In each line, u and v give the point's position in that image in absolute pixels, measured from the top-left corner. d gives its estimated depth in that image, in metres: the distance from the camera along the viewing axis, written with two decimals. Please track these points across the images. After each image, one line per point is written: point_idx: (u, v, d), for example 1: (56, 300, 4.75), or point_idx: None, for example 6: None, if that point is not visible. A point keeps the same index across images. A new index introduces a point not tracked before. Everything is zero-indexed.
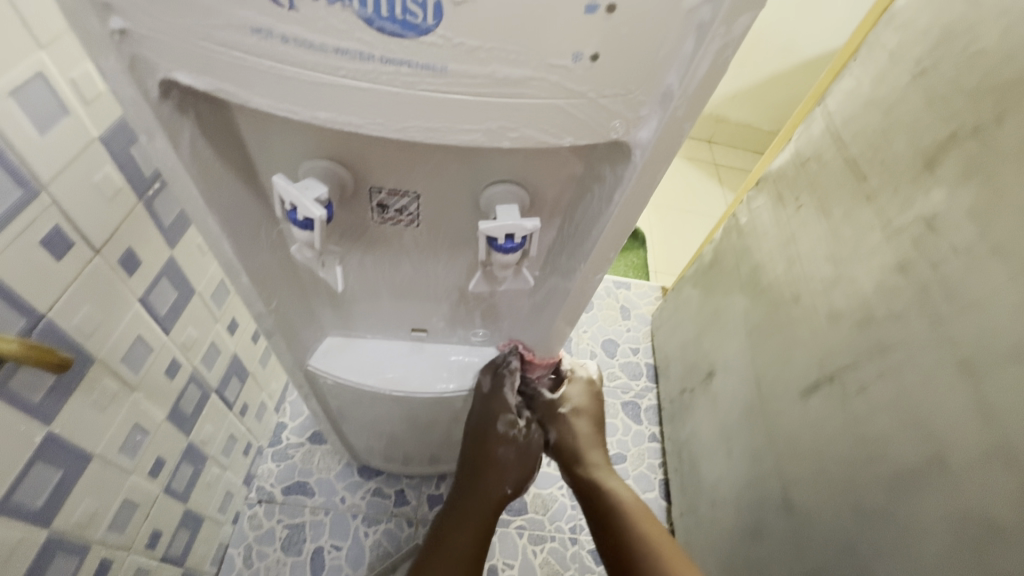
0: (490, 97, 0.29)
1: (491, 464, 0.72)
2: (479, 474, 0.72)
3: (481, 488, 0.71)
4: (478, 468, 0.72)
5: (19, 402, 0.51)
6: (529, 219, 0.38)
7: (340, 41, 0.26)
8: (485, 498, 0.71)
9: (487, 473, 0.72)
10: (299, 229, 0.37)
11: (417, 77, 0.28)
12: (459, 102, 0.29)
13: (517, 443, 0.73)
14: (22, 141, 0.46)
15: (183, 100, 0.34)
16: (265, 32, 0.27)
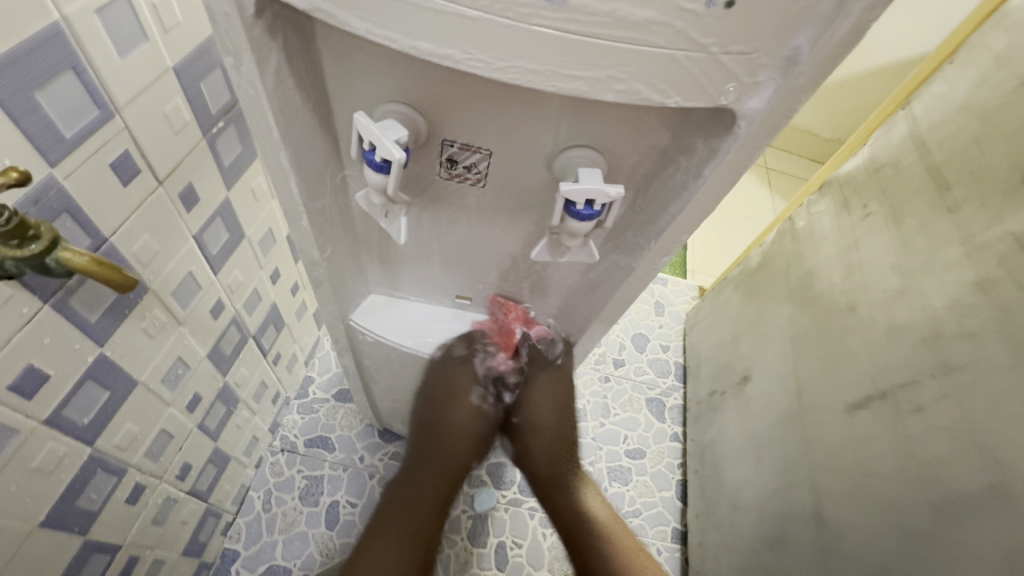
0: (605, 40, 0.27)
1: (452, 428, 0.69)
2: (440, 437, 0.69)
3: (440, 450, 0.68)
4: (438, 431, 0.69)
5: (78, 319, 0.51)
6: (613, 185, 0.36)
7: None
8: (442, 460, 0.68)
9: (447, 436, 0.69)
10: (373, 171, 0.36)
11: (533, 9, 0.26)
12: (572, 42, 0.27)
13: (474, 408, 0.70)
14: (103, 62, 0.46)
15: (274, 23, 0.34)
16: None
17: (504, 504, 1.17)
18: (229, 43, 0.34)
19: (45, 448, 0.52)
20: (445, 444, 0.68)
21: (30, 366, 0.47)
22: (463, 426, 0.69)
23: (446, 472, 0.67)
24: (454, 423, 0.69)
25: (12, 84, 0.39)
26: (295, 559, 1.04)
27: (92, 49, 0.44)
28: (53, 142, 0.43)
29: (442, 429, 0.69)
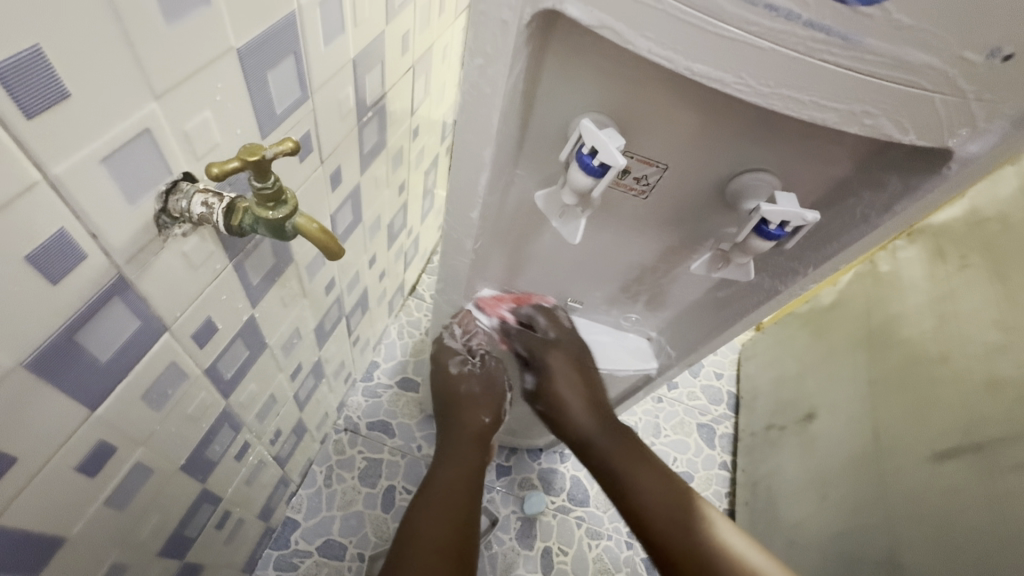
0: (875, 78, 0.32)
1: (466, 404, 0.78)
2: (456, 417, 0.77)
3: (457, 427, 0.76)
4: (456, 412, 0.78)
5: (245, 279, 0.55)
6: (810, 210, 0.38)
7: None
8: (463, 434, 0.75)
9: (462, 411, 0.77)
10: (586, 173, 0.39)
11: (826, 47, 0.31)
12: (844, 78, 0.32)
13: (480, 379, 0.79)
14: (313, 48, 0.50)
15: (530, 34, 0.36)
16: None
17: (552, 510, 1.18)
18: (487, 44, 0.37)
19: (199, 396, 0.55)
20: (460, 418, 0.77)
21: (208, 318, 0.51)
22: (476, 398, 0.78)
23: (470, 447, 0.73)
24: (465, 399, 0.78)
25: (255, 62, 0.42)
26: (351, 536, 1.06)
27: (306, 33, 0.48)
28: (268, 115, 0.47)
29: (456, 407, 0.78)
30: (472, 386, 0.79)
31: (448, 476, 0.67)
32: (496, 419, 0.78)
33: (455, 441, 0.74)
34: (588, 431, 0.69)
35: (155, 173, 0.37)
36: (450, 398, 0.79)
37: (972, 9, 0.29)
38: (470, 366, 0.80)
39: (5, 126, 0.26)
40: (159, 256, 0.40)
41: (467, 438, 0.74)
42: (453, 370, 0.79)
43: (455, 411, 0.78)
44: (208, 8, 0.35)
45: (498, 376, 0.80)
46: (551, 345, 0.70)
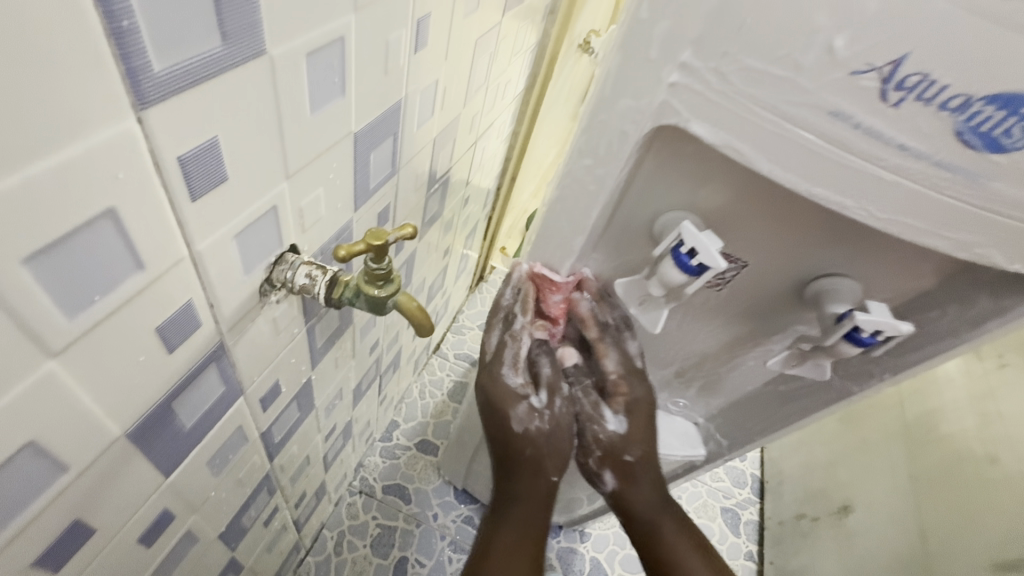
0: (991, 215, 0.34)
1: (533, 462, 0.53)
2: (513, 471, 0.53)
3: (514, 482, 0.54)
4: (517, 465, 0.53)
5: (312, 343, 0.55)
6: (902, 323, 0.39)
7: (911, 139, 0.32)
8: (528, 493, 0.53)
9: (524, 473, 0.53)
10: (683, 271, 0.40)
11: (950, 184, 0.33)
12: (962, 212, 0.34)
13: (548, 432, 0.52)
14: (408, 130, 0.53)
15: (642, 142, 0.39)
16: (841, 117, 0.32)
17: None
18: (602, 147, 0.39)
19: (251, 460, 0.54)
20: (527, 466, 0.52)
21: (275, 382, 0.50)
22: (545, 458, 0.52)
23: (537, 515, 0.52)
24: (529, 459, 0.52)
25: (366, 144, 0.45)
26: None
27: (406, 118, 0.51)
28: (364, 190, 0.49)
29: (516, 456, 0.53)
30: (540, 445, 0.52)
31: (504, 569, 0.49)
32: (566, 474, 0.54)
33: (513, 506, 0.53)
34: (651, 502, 0.54)
35: (270, 246, 0.38)
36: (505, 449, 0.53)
37: None
38: (538, 416, 0.52)
39: (176, 208, 0.28)
40: (253, 324, 0.41)
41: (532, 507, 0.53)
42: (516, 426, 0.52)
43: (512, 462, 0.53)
44: (342, 98, 0.38)
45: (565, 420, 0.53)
46: (633, 376, 0.54)
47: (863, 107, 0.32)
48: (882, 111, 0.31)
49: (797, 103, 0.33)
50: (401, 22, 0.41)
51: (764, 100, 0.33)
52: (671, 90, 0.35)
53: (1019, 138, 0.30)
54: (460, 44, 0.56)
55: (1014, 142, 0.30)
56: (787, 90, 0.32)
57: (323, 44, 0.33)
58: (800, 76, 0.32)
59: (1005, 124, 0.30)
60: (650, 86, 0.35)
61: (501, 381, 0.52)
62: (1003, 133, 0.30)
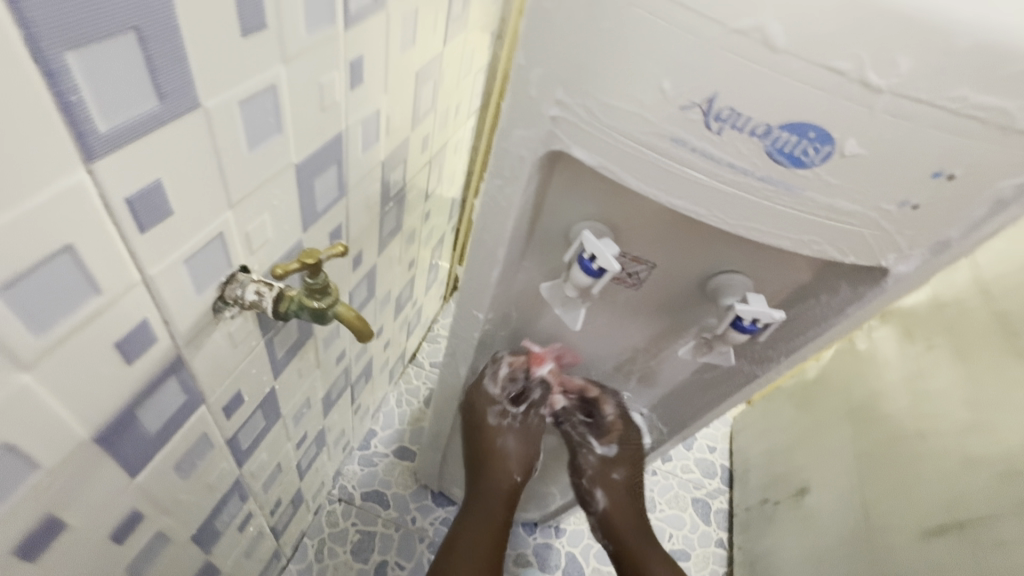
0: (826, 221, 0.37)
1: (500, 461, 0.71)
2: (484, 467, 0.71)
3: (486, 476, 0.71)
4: (488, 463, 0.71)
5: (272, 354, 0.59)
6: (776, 310, 0.45)
7: (735, 159, 0.35)
8: (495, 485, 0.70)
9: (494, 466, 0.71)
10: (586, 274, 0.45)
11: (775, 194, 0.36)
12: (792, 217, 0.37)
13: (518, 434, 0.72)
14: (352, 156, 0.58)
15: (541, 163, 0.44)
16: (679, 141, 0.35)
17: None
18: (507, 170, 0.45)
19: (220, 465, 0.59)
20: (499, 463, 0.71)
21: (238, 392, 0.55)
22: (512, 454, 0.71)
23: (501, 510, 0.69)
24: (501, 453, 0.71)
25: (308, 172, 0.50)
26: None
27: (348, 146, 0.56)
28: (311, 213, 0.54)
29: (491, 456, 0.71)
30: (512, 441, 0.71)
31: (472, 547, 0.66)
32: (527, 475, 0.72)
33: (483, 497, 0.70)
34: (621, 509, 0.72)
35: (220, 268, 0.43)
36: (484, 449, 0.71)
37: (889, 172, 0.34)
38: (510, 418, 0.72)
39: (127, 240, 0.33)
40: (211, 338, 0.46)
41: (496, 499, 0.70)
42: (492, 421, 0.71)
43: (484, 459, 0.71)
44: (279, 135, 0.43)
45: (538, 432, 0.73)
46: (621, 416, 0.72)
47: (692, 132, 0.35)
48: (708, 137, 0.35)
49: (643, 130, 0.36)
50: (332, 64, 0.47)
51: (618, 128, 0.37)
52: (553, 121, 0.39)
53: (815, 157, 0.33)
54: (401, 73, 0.62)
55: (812, 160, 0.34)
56: (631, 119, 0.36)
57: (254, 93, 0.38)
58: (643, 110, 0.35)
59: (802, 145, 0.33)
60: (535, 116, 0.40)
61: (483, 390, 0.70)
62: (803, 153, 0.33)
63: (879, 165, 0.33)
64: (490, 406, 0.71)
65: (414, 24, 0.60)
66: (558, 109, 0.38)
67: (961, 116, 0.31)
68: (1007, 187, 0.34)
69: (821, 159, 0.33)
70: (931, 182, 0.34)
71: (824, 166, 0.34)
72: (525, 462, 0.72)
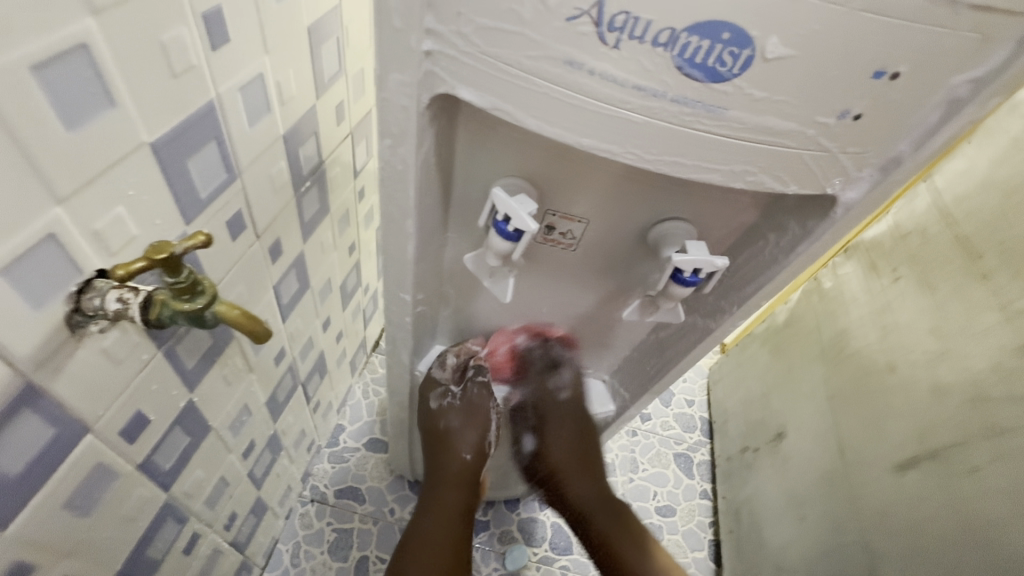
0: (758, 145, 0.32)
1: (448, 441, 0.67)
2: (436, 447, 0.67)
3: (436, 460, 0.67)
4: (434, 448, 0.67)
5: (179, 366, 0.53)
6: (719, 257, 0.40)
7: (642, 79, 0.29)
8: (444, 474, 0.67)
9: (444, 445, 0.67)
10: (503, 239, 0.40)
11: (694, 117, 0.30)
12: (719, 144, 0.32)
13: (461, 412, 0.67)
14: (236, 130, 0.50)
15: (436, 113, 0.38)
16: (575, 65, 0.29)
17: (535, 562, 1.14)
18: (395, 127, 0.38)
19: (135, 495, 0.53)
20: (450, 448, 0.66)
21: (138, 412, 0.49)
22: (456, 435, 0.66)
23: (450, 496, 0.66)
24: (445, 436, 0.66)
25: (174, 153, 0.43)
26: None
27: (227, 119, 0.48)
28: (191, 202, 0.47)
29: (443, 441, 0.67)
30: (452, 422, 0.66)
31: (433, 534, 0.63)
32: (480, 454, 0.67)
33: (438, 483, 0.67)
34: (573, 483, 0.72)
35: (64, 275, 0.36)
36: (430, 434, 0.67)
37: (822, 76, 0.28)
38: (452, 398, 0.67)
39: None
40: (73, 359, 0.39)
41: (446, 478, 0.66)
42: (432, 405, 0.67)
43: (434, 447, 0.67)
44: (113, 108, 0.36)
45: (482, 404, 0.67)
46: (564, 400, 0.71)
47: (588, 52, 0.29)
48: (605, 54, 0.29)
49: (532, 56, 0.30)
50: (174, 17, 0.39)
51: (505, 57, 0.30)
52: (429, 58, 0.33)
53: (733, 66, 0.28)
54: (287, 27, 0.54)
55: (731, 70, 0.28)
56: (518, 44, 0.30)
57: (52, 56, 0.31)
58: (527, 29, 0.29)
59: (717, 51, 0.27)
60: (408, 55, 0.33)
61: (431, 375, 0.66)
62: (718, 62, 0.28)
63: (810, 68, 0.28)
64: (432, 387, 0.66)
65: None
66: (434, 42, 0.32)
67: None
68: (963, 84, 0.30)
69: (740, 67, 0.28)
70: (873, 84, 0.29)
71: (745, 77, 0.28)
72: (474, 442, 0.67)
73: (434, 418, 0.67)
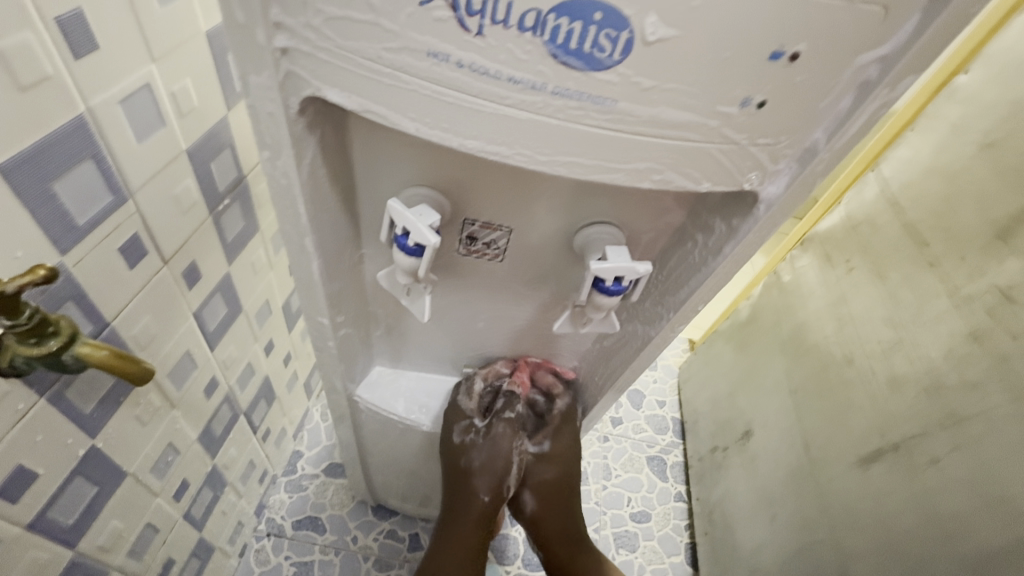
0: (658, 140, 0.29)
1: (466, 480, 0.60)
2: (456, 485, 0.60)
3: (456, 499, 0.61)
4: (453, 484, 0.61)
5: (71, 411, 0.48)
6: (641, 263, 0.38)
7: (516, 70, 0.26)
8: (463, 515, 0.60)
9: (462, 484, 0.60)
10: (405, 255, 0.37)
11: (582, 111, 0.27)
12: (616, 140, 0.29)
13: (485, 449, 0.59)
14: (120, 147, 0.45)
15: (314, 118, 0.35)
16: (441, 57, 0.26)
17: None
18: (269, 138, 0.35)
19: (25, 557, 0.49)
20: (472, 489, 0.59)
21: (18, 467, 0.44)
22: (475, 474, 0.59)
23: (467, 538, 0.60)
24: (463, 474, 0.60)
25: (30, 177, 0.39)
26: None
27: (108, 135, 0.44)
28: (63, 227, 0.42)
29: (462, 477, 0.60)
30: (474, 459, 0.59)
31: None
32: (499, 497, 0.60)
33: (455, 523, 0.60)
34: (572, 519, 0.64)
35: None
36: (450, 468, 0.61)
37: (715, 60, 0.25)
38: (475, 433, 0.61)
39: None
40: None
41: (464, 531, 0.60)
42: (455, 438, 0.61)
43: (452, 485, 0.61)
44: None
45: (505, 445, 0.59)
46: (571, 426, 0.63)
47: (451, 42, 0.26)
48: (470, 43, 0.26)
49: (394, 49, 0.27)
50: (14, 23, 0.34)
51: (366, 51, 0.27)
52: (286, 57, 0.30)
53: (612, 51, 0.25)
54: (182, 32, 0.49)
55: (611, 56, 0.25)
56: (376, 36, 0.26)
57: None
58: (380, 18, 0.26)
59: (591, 35, 0.24)
60: (263, 56, 0.30)
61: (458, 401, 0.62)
62: (595, 48, 0.25)
63: (701, 52, 0.25)
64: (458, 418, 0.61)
65: None
66: (287, 38, 0.29)
67: None
68: (869, 66, 0.28)
69: (620, 52, 0.25)
70: (772, 68, 0.26)
71: (628, 63, 0.25)
72: (493, 483, 0.59)
73: (456, 453, 0.61)
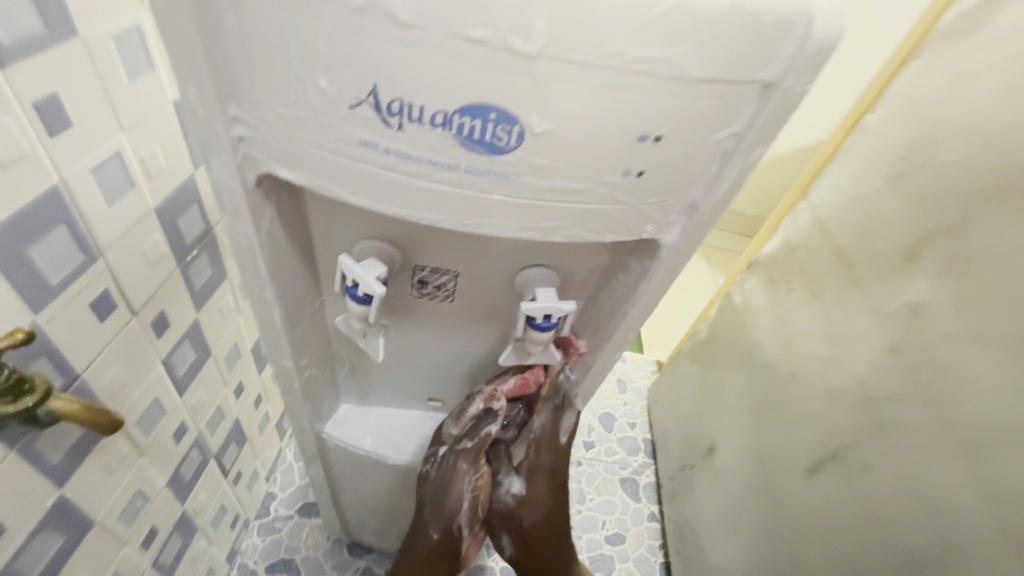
0: (561, 204, 0.34)
1: (422, 513, 0.62)
2: (418, 516, 0.62)
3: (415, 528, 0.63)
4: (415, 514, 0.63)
5: (39, 463, 0.49)
6: (566, 302, 0.43)
7: (434, 155, 0.31)
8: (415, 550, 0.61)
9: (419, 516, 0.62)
10: (356, 303, 0.41)
11: (493, 185, 0.33)
12: (525, 205, 0.34)
13: (436, 485, 0.61)
14: (92, 212, 0.49)
15: (270, 188, 0.39)
16: (370, 145, 0.32)
17: None
18: (229, 206, 0.40)
19: None
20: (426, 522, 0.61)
21: None
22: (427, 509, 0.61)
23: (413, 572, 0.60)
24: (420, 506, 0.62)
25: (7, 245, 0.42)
26: None
27: (80, 202, 0.48)
28: (37, 289, 0.46)
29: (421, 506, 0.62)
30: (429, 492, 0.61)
31: None
32: (448, 535, 0.60)
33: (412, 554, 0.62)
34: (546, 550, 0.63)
35: None
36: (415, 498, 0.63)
37: (595, 143, 0.31)
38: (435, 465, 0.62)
39: None
40: None
41: (412, 562, 0.61)
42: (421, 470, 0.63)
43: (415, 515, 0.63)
44: None
45: (453, 483, 0.60)
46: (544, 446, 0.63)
47: (377, 134, 0.31)
48: (394, 135, 0.31)
49: (332, 139, 0.32)
50: None
51: (309, 140, 0.32)
52: (243, 142, 0.35)
53: (509, 140, 0.31)
54: (150, 104, 0.53)
55: (509, 143, 0.31)
56: (316, 129, 0.32)
57: None
58: (318, 115, 0.31)
59: (490, 128, 0.30)
60: (222, 141, 0.35)
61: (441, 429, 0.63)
62: (495, 137, 0.31)
63: (583, 137, 0.31)
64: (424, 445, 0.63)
65: (146, 48, 0.51)
66: (242, 128, 0.34)
67: (639, 74, 0.29)
68: (726, 139, 0.34)
69: (516, 140, 0.31)
70: (642, 147, 0.32)
71: (524, 147, 0.31)
72: (442, 521, 0.60)
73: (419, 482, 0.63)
